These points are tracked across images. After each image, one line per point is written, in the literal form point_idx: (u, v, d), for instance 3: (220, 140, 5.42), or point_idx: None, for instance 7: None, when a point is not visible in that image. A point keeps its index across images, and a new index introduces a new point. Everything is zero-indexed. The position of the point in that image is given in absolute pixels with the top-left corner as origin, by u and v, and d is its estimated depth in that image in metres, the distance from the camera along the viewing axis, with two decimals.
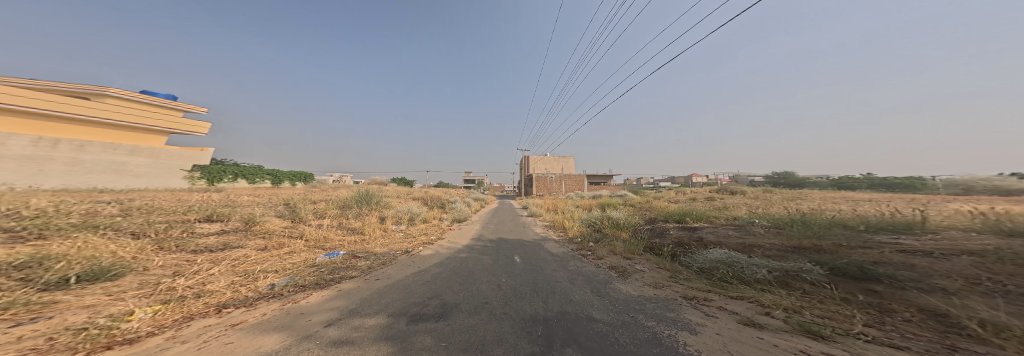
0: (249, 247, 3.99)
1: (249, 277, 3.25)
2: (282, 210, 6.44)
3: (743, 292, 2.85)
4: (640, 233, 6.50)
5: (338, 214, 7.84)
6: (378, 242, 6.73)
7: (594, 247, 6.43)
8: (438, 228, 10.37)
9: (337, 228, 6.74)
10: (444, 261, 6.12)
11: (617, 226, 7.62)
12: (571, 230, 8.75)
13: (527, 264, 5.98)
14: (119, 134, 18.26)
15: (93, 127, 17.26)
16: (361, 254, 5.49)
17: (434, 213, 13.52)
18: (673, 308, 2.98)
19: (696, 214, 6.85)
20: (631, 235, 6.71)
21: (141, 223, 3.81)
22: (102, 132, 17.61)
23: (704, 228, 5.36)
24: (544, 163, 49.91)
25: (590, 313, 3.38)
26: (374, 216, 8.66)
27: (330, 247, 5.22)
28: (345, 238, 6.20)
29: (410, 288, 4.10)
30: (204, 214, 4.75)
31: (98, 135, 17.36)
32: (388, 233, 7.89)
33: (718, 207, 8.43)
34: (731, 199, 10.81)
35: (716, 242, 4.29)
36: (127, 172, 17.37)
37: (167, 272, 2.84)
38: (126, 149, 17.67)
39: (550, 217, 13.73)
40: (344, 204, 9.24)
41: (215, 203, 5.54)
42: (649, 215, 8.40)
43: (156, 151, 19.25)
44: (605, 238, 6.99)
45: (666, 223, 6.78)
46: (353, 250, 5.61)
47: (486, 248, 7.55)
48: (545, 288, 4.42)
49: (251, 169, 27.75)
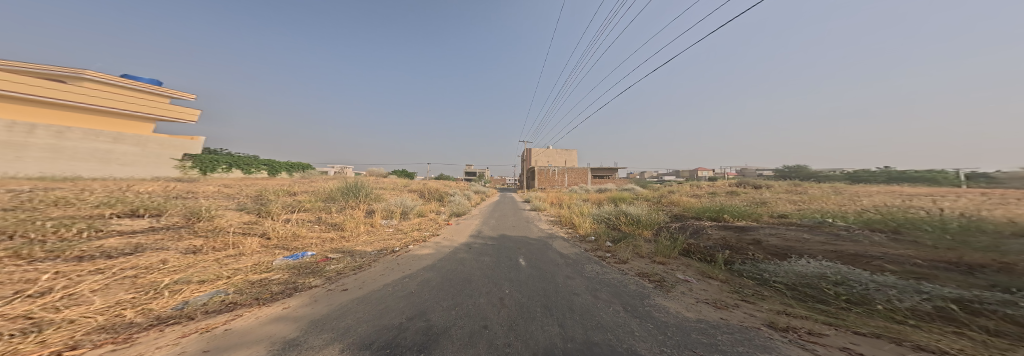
0: (171, 250, 3.05)
1: (147, 292, 2.23)
2: (247, 202, 5.47)
3: (886, 332, 1.87)
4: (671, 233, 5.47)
5: (320, 207, 6.91)
6: (362, 239, 5.79)
7: (616, 248, 5.46)
8: (435, 223, 9.43)
9: (314, 224, 5.79)
10: (438, 263, 5.15)
11: (640, 224, 6.57)
12: (582, 228, 7.72)
13: (537, 270, 5.01)
14: (103, 121, 17.93)
15: (74, 112, 16.82)
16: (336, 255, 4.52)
17: (430, 206, 12.57)
18: (765, 348, 2.00)
19: (735, 210, 5.80)
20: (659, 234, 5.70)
21: (21, 218, 2.85)
22: (85, 118, 17.21)
23: (756, 228, 4.31)
24: (547, 157, 48.86)
25: (631, 345, 2.41)
26: (362, 209, 7.71)
27: (296, 247, 4.27)
28: (321, 235, 5.27)
29: (386, 303, 3.14)
30: (130, 207, 3.81)
31: (80, 121, 16.98)
32: (376, 229, 6.94)
33: (752, 203, 7.41)
34: (759, 194, 9.82)
35: (787, 249, 3.30)
36: (113, 160, 16.77)
37: (3, 293, 1.91)
38: (110, 136, 16.98)
39: (555, 213, 12.72)
40: (329, 196, 8.30)
41: (157, 195, 4.57)
42: (673, 211, 7.33)
43: (143, 139, 18.59)
44: (628, 237, 5.98)
45: (699, 221, 5.71)
46: (327, 249, 4.65)
47: (489, 248, 6.60)
48: (561, 304, 3.47)
49: (246, 159, 27.00)
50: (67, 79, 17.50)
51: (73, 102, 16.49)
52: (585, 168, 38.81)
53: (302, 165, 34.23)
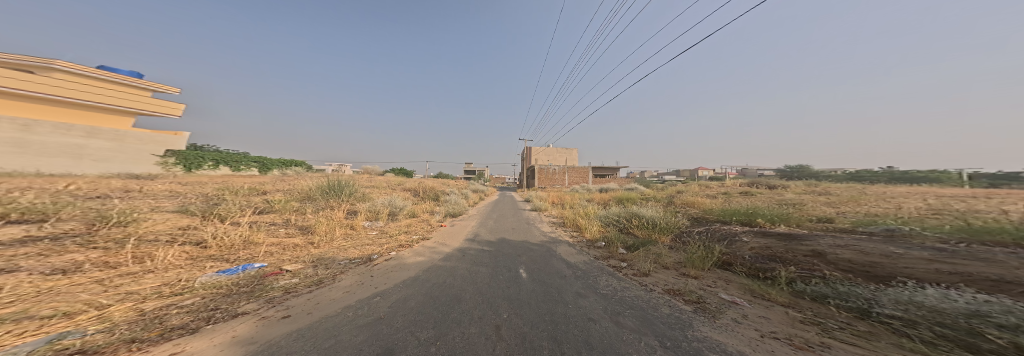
0: (29, 271, 2.21)
1: None
2: (197, 203, 4.60)
3: None
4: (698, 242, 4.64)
5: (293, 208, 6.05)
6: (336, 244, 4.92)
7: (633, 259, 4.62)
8: (427, 225, 8.56)
9: (278, 228, 4.90)
10: (422, 275, 4.30)
11: (657, 229, 5.71)
12: (590, 233, 6.86)
13: (541, 286, 4.16)
14: (78, 114, 17.14)
15: (46, 105, 16.08)
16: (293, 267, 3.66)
17: (423, 206, 11.71)
18: None
19: (772, 214, 4.96)
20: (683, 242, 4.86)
21: None
22: (58, 111, 16.45)
23: (803, 234, 3.50)
24: (547, 155, 48.09)
25: None
26: (343, 210, 6.85)
27: (240, 259, 3.40)
28: (282, 241, 4.40)
29: (337, 337, 2.31)
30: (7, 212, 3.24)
31: (53, 114, 16.23)
32: (356, 232, 6.06)
33: (783, 204, 6.61)
34: (779, 195, 9.06)
35: (870, 265, 2.45)
36: (87, 156, 15.75)
37: None
38: (83, 131, 15.95)
39: (557, 214, 11.86)
40: (307, 195, 7.43)
41: (73, 200, 3.77)
42: (693, 214, 6.46)
43: (121, 134, 17.57)
44: (647, 245, 5.14)
45: (729, 226, 4.86)
46: (284, 259, 3.79)
47: (484, 255, 5.78)
48: (573, 336, 2.66)
49: (234, 156, 25.99)
50: (37, 70, 16.54)
51: (38, 94, 15.52)
52: (587, 167, 38.03)
53: (295, 163, 33.27)
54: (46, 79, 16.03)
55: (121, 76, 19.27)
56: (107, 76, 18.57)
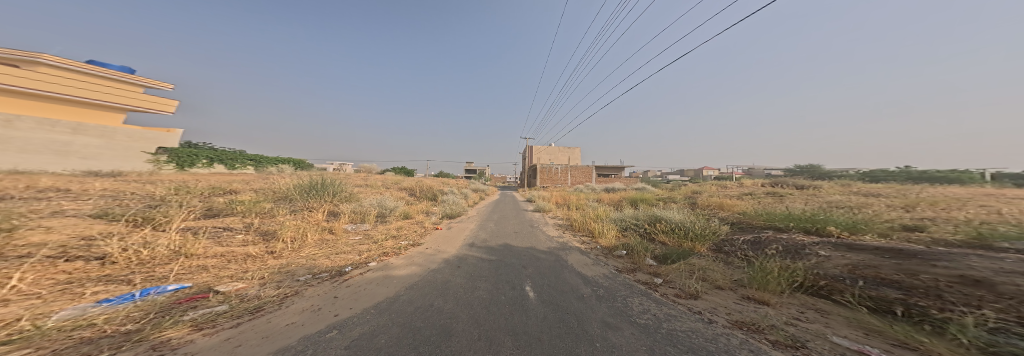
0: None
1: None
2: (124, 206, 3.58)
3: None
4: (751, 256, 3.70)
5: (264, 207, 4.99)
6: (304, 254, 3.89)
7: (671, 276, 3.70)
8: (421, 229, 7.60)
9: (231, 233, 3.87)
10: (404, 294, 3.35)
11: (690, 237, 4.79)
12: (606, 239, 5.93)
13: (557, 312, 3.25)
14: (65, 110, 16.55)
15: (32, 100, 15.48)
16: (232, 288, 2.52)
17: (418, 207, 10.79)
18: None
19: (840, 220, 3.99)
20: (729, 256, 3.94)
21: None
22: (44, 107, 15.84)
23: (924, 252, 2.59)
24: (549, 154, 47.18)
25: None
26: (322, 212, 5.92)
27: (143, 279, 2.34)
28: (229, 250, 3.35)
29: None
30: None
31: (38, 110, 15.62)
32: (335, 238, 5.12)
33: (832, 207, 5.66)
34: (815, 196, 8.09)
35: None
36: (73, 153, 15.05)
37: None
38: (68, 127, 15.21)
39: (563, 216, 10.94)
40: (283, 195, 6.48)
41: None
42: (728, 218, 5.51)
43: (108, 130, 16.86)
44: (683, 257, 4.21)
45: (788, 234, 3.91)
46: (221, 276, 2.66)
47: (485, 266, 4.88)
48: None
49: (228, 154, 25.28)
50: (21, 63, 15.89)
51: (19, 88, 14.83)
52: (590, 166, 37.01)
53: (291, 161, 32.58)
54: (32, 73, 15.38)
55: (111, 71, 18.59)
56: (95, 70, 17.86)
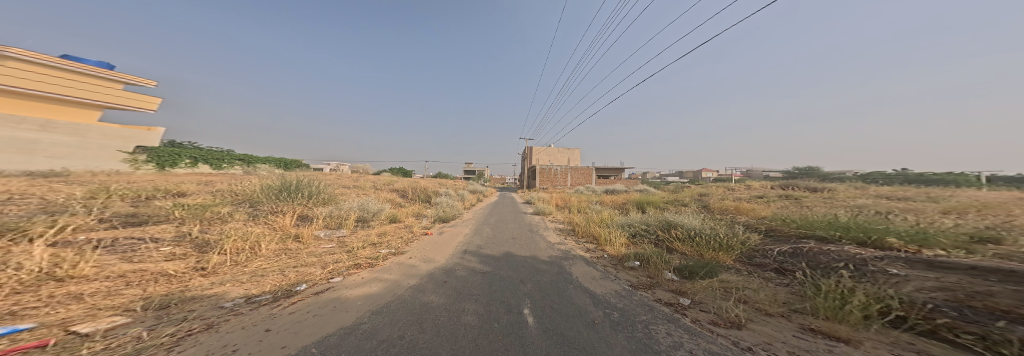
0: None
1: None
2: (7, 213, 2.77)
3: None
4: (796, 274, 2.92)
5: (214, 211, 4.21)
6: (249, 270, 3.13)
7: (701, 296, 2.95)
8: (408, 234, 6.83)
9: (157, 245, 3.10)
10: (368, 323, 2.62)
11: (712, 248, 4.05)
12: (615, 248, 5.21)
13: (561, 347, 2.53)
14: (38, 107, 15.68)
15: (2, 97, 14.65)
16: (106, 326, 1.79)
17: (408, 210, 10.06)
18: None
19: (901, 228, 3.29)
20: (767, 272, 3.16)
21: None
22: (14, 103, 14.96)
23: None
24: (548, 156, 46.69)
25: None
26: (291, 216, 5.18)
27: None
28: (140, 269, 2.60)
29: None
30: None
31: (8, 107, 14.76)
32: (300, 248, 4.37)
33: (868, 211, 5.05)
34: (836, 199, 7.51)
35: None
36: (39, 151, 14.01)
37: None
38: (36, 124, 14.26)
39: (564, 220, 10.21)
40: (247, 193, 5.52)
41: None
42: (755, 224, 4.78)
43: (82, 128, 15.91)
44: (709, 271, 3.45)
45: (835, 246, 3.13)
46: (98, 310, 1.91)
47: (472, 280, 4.12)
48: None
49: (215, 154, 24.36)
50: None
51: None
52: (590, 167, 36.46)
53: (283, 162, 31.73)
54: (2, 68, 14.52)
55: (89, 66, 17.70)
56: (73, 66, 17.00)
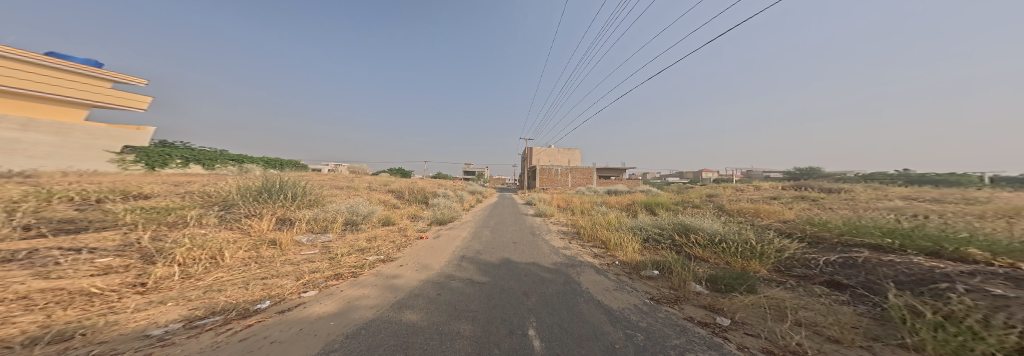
0: None
1: None
2: None
3: None
4: (857, 292, 2.35)
5: (175, 215, 3.71)
6: (202, 284, 2.63)
7: (744, 315, 2.39)
8: (401, 238, 6.31)
9: (92, 255, 2.59)
10: (342, 348, 2.13)
11: (741, 255, 3.51)
12: (628, 255, 4.71)
13: None
14: (25, 106, 15.13)
15: None
16: None
17: (404, 212, 9.55)
18: None
19: (968, 232, 2.81)
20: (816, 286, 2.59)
21: None
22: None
23: None
24: (548, 156, 46.30)
25: None
26: (269, 219, 4.66)
27: None
28: (55, 288, 2.08)
29: None
30: None
31: None
32: (276, 255, 3.86)
33: (905, 211, 4.59)
34: (858, 200, 7.08)
35: None
36: (19, 152, 13.20)
37: None
38: (18, 123, 13.66)
39: (568, 221, 9.70)
40: (216, 195, 4.82)
41: None
42: (784, 226, 4.22)
43: (67, 127, 15.35)
44: (745, 283, 2.91)
45: (900, 256, 2.56)
46: None
47: (454, 298, 3.50)
48: None
49: (208, 154, 23.79)
50: None
51: None
52: (591, 167, 36.05)
53: (279, 162, 31.15)
54: None
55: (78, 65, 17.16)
56: (61, 64, 16.47)
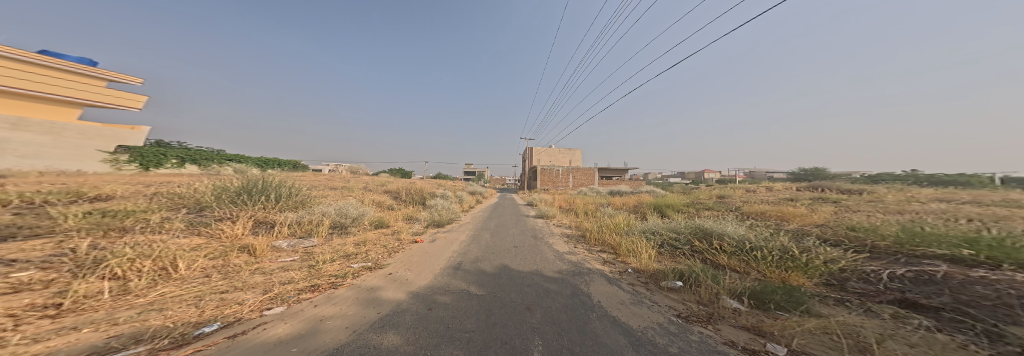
0: None
1: None
2: None
3: None
4: (951, 318, 1.91)
5: (128, 220, 3.20)
6: (140, 302, 2.08)
7: (804, 342, 1.89)
8: (393, 243, 5.84)
9: (3, 270, 2.08)
10: None
11: (778, 264, 3.05)
12: (642, 262, 4.24)
13: None
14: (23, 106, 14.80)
15: None
16: None
17: (399, 214, 9.07)
18: None
19: None
20: (889, 308, 2.16)
21: None
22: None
23: None
24: (548, 156, 45.90)
25: None
26: (245, 223, 4.17)
27: None
28: None
29: None
30: None
31: None
32: (248, 263, 3.34)
33: (948, 215, 4.13)
34: (880, 202, 6.64)
35: None
36: (9, 151, 12.81)
37: None
38: (8, 123, 13.30)
39: (571, 224, 9.24)
40: (190, 196, 4.39)
41: None
42: (820, 231, 3.75)
43: (59, 127, 15.00)
44: (793, 299, 2.43)
45: (992, 272, 2.11)
46: None
47: (445, 319, 3.03)
48: None
49: (204, 154, 23.46)
50: None
51: None
52: (592, 168, 35.61)
53: (276, 162, 30.80)
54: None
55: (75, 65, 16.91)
56: (59, 64, 16.21)
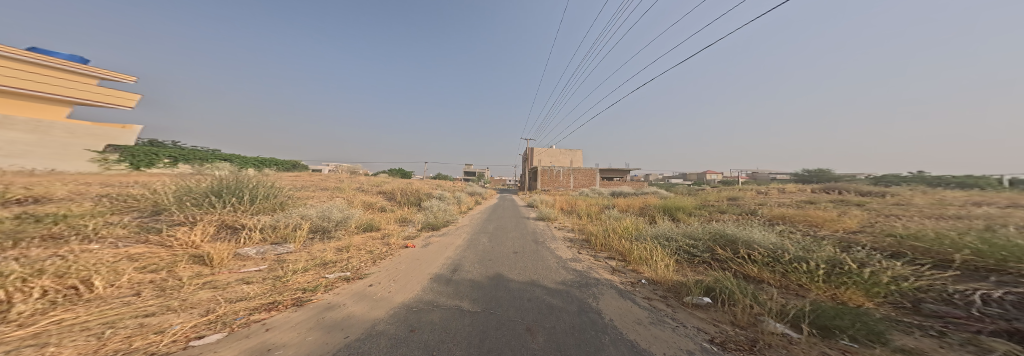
0: None
1: None
2: None
3: None
4: None
5: (53, 226, 2.69)
6: (19, 335, 1.59)
7: None
8: (380, 249, 5.33)
9: None
10: None
11: (829, 280, 2.54)
12: (658, 272, 3.71)
13: None
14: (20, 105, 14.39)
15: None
16: None
17: (391, 216, 8.57)
18: None
19: None
20: (1001, 343, 1.66)
21: None
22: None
23: None
24: (549, 157, 45.45)
25: None
26: (206, 227, 3.67)
27: None
28: None
29: None
30: None
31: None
32: (198, 275, 2.84)
33: (1001, 220, 3.66)
34: (906, 205, 6.18)
35: None
36: None
37: None
38: None
39: (574, 227, 8.75)
40: (146, 197, 3.89)
41: None
42: (865, 241, 3.24)
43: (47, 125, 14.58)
44: (864, 326, 1.92)
45: None
46: None
47: (429, 344, 2.51)
48: None
49: (198, 154, 22.95)
50: None
51: None
52: (593, 169, 35.16)
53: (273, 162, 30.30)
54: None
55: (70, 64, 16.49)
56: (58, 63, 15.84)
